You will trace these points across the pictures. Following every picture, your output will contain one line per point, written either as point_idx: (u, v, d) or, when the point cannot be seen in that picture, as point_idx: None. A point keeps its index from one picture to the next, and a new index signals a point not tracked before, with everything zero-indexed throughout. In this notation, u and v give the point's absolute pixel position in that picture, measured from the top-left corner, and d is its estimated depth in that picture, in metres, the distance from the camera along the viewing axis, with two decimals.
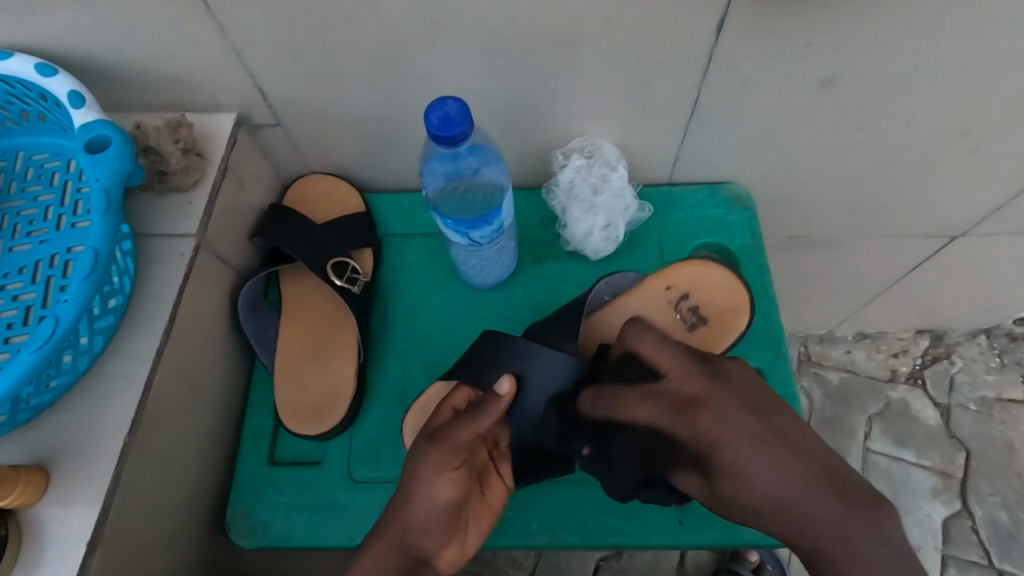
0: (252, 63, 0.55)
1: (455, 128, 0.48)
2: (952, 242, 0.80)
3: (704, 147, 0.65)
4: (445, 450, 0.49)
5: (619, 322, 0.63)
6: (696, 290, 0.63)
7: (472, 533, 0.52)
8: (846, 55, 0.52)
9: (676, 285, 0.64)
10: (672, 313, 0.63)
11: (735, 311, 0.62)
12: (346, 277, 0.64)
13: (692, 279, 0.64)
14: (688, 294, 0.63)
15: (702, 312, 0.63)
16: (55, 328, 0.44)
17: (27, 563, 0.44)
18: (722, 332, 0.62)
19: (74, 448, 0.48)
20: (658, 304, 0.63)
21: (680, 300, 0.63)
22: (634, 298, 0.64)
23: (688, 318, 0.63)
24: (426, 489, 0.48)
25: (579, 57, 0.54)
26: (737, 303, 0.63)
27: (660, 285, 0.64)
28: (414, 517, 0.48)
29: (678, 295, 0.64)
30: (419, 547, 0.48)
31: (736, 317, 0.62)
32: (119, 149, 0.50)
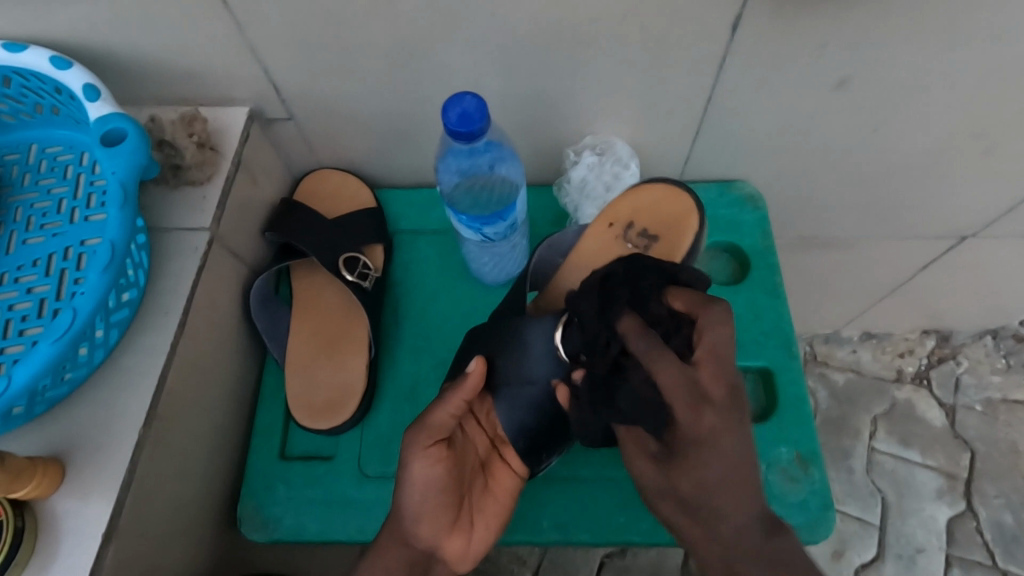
0: (266, 58, 0.55)
1: (473, 124, 0.48)
2: (962, 243, 0.80)
3: (716, 146, 0.65)
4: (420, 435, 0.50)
5: (578, 275, 0.62)
6: (639, 215, 0.63)
7: (478, 521, 0.53)
8: (862, 55, 0.52)
9: (618, 219, 0.63)
10: (624, 246, 0.62)
11: (682, 216, 0.61)
12: (357, 273, 0.64)
13: (634, 206, 0.63)
14: (633, 222, 0.62)
15: (651, 232, 0.62)
16: (74, 320, 0.44)
17: (43, 555, 0.44)
18: (679, 241, 0.61)
19: (90, 441, 0.48)
20: (608, 243, 0.62)
21: (627, 229, 0.62)
22: (583, 247, 0.62)
23: (640, 243, 0.61)
24: (406, 477, 0.49)
25: (594, 54, 0.54)
26: (681, 211, 0.62)
27: (602, 224, 0.63)
28: (402, 503, 0.50)
29: (624, 224, 0.63)
30: (413, 535, 0.50)
31: (687, 220, 0.61)
32: (135, 141, 0.50)
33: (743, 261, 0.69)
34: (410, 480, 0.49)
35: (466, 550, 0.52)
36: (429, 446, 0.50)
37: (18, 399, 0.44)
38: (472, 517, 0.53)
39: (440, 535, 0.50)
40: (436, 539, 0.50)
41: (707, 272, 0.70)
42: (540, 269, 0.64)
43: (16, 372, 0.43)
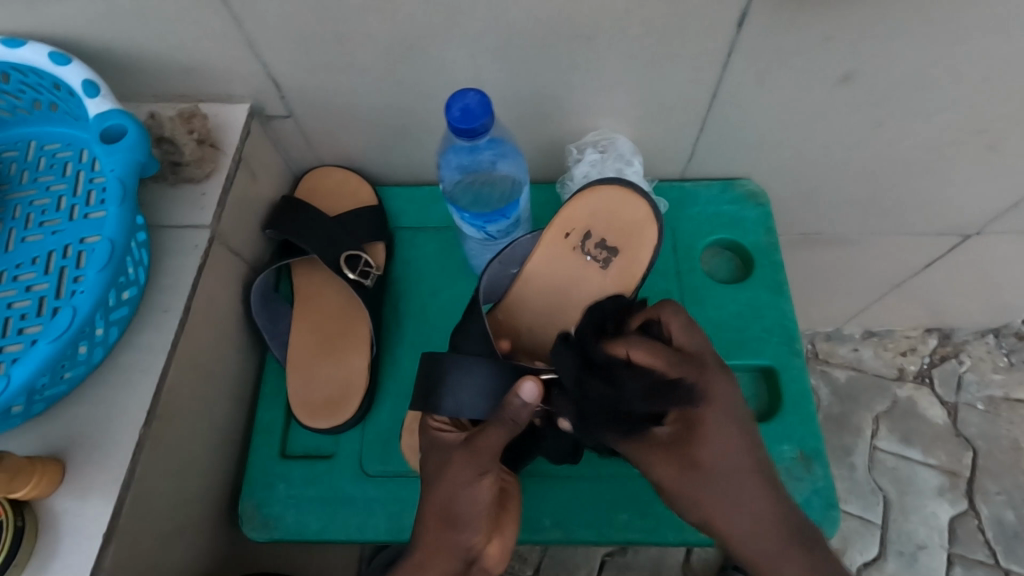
0: (266, 54, 0.55)
1: (475, 120, 0.48)
2: (966, 240, 0.79)
3: (719, 142, 0.64)
4: (473, 459, 0.48)
5: (535, 290, 0.60)
6: (595, 223, 0.60)
7: (512, 525, 0.51)
8: (867, 49, 0.51)
9: (574, 228, 0.60)
10: (582, 257, 0.60)
11: (640, 226, 0.59)
12: (358, 270, 0.63)
13: (591, 213, 0.60)
14: (590, 231, 0.60)
15: (610, 243, 0.59)
16: (73, 319, 0.44)
17: (43, 554, 0.44)
18: (637, 253, 0.59)
19: (90, 440, 0.47)
20: (566, 256, 0.60)
21: (584, 240, 0.60)
22: (538, 260, 0.60)
23: (599, 256, 0.59)
24: (466, 493, 0.47)
25: (596, 50, 0.53)
26: (638, 217, 0.59)
27: (558, 234, 0.60)
28: (460, 517, 0.47)
29: (581, 234, 0.60)
30: (470, 548, 0.48)
31: (646, 231, 0.59)
32: (134, 137, 0.49)
33: (746, 258, 0.69)
34: (474, 495, 0.47)
35: (506, 549, 0.50)
36: (487, 463, 0.48)
37: (17, 397, 0.43)
38: (503, 521, 0.51)
39: (488, 542, 0.49)
40: (486, 548, 0.49)
41: (709, 269, 0.69)
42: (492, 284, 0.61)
43: (14, 371, 0.43)
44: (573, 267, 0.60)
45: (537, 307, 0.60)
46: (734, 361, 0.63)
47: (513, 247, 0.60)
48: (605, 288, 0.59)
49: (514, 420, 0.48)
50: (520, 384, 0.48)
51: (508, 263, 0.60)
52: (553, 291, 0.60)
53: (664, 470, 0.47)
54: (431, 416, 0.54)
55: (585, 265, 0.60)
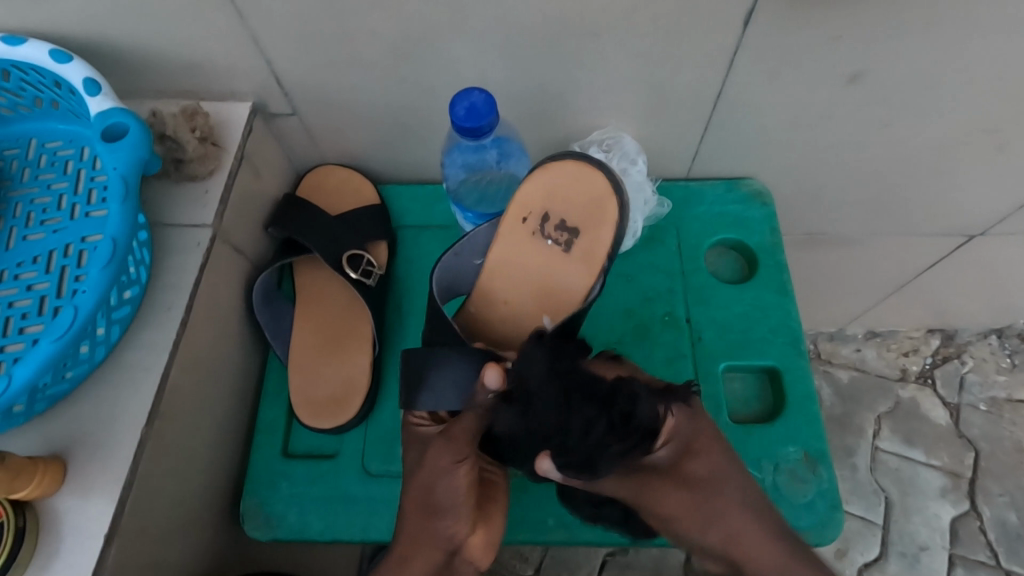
0: (270, 50, 0.55)
1: (481, 118, 0.47)
2: (972, 241, 0.79)
3: (724, 142, 0.64)
4: (449, 446, 0.49)
5: (499, 281, 0.57)
6: (553, 203, 0.55)
7: (497, 512, 0.52)
8: (875, 48, 0.51)
9: (531, 212, 0.55)
10: (543, 243, 0.55)
11: (600, 199, 0.54)
12: (361, 269, 0.63)
13: (546, 193, 0.55)
14: (548, 212, 0.55)
15: (570, 223, 0.54)
16: (75, 318, 0.44)
17: (45, 554, 0.44)
18: (601, 231, 0.54)
19: (91, 439, 0.47)
20: (523, 241, 0.56)
21: (544, 223, 0.55)
22: (495, 249, 0.56)
23: (560, 238, 0.55)
24: (444, 481, 0.48)
25: (601, 48, 0.53)
26: (597, 192, 0.54)
27: (515, 220, 0.56)
28: (439, 505, 0.48)
29: (539, 215, 0.55)
30: (450, 537, 0.48)
31: (607, 204, 0.54)
32: (137, 136, 0.49)
33: (751, 258, 0.68)
34: (453, 483, 0.48)
35: (490, 539, 0.51)
36: (463, 450, 0.49)
37: (19, 397, 0.43)
38: (489, 510, 0.52)
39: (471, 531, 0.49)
40: (468, 538, 0.49)
41: (713, 269, 0.69)
42: (452, 275, 0.59)
43: (16, 371, 0.43)
44: (533, 254, 0.56)
45: (506, 297, 0.58)
46: (738, 361, 0.63)
47: (472, 237, 0.57)
48: (569, 272, 0.55)
49: (484, 405, 0.49)
50: (482, 371, 0.48)
51: (469, 254, 0.58)
52: (517, 280, 0.57)
53: (665, 493, 0.49)
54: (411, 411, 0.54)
55: (546, 249, 0.55)
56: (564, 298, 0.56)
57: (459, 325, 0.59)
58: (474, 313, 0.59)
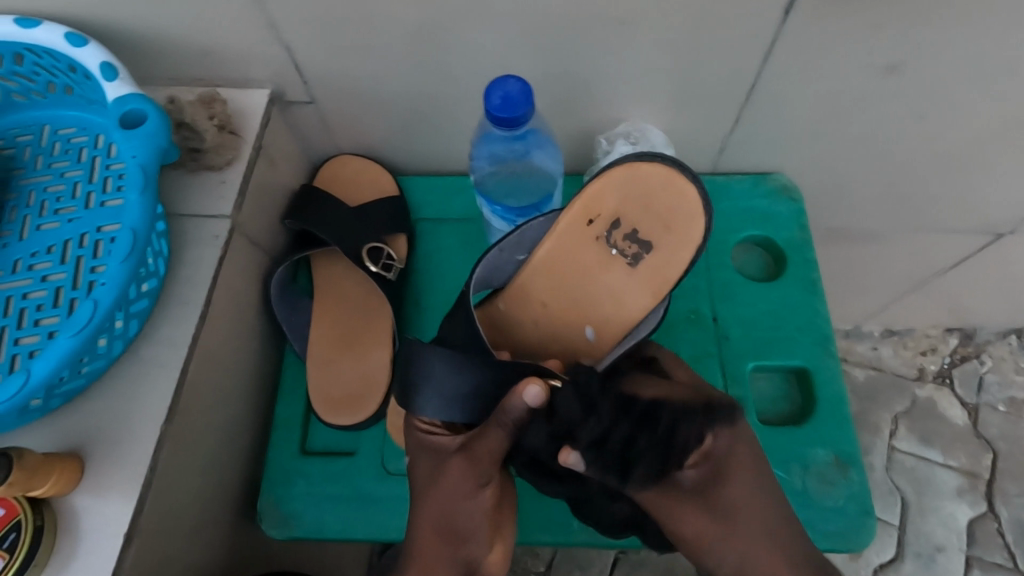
0: (290, 36, 0.53)
1: (516, 109, 0.46)
2: (999, 239, 0.77)
3: (754, 134, 0.62)
4: (472, 468, 0.47)
5: (542, 280, 0.56)
6: (627, 212, 0.53)
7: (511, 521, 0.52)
8: (919, 39, 0.49)
9: (600, 215, 0.54)
10: (607, 249, 0.54)
11: (684, 220, 0.51)
12: (380, 263, 0.62)
13: (620, 201, 0.53)
14: (619, 219, 0.53)
15: (640, 236, 0.53)
16: (94, 312, 0.42)
17: (62, 553, 0.43)
18: (676, 251, 0.52)
19: (108, 436, 0.46)
20: (585, 244, 0.55)
21: (612, 230, 0.54)
22: (552, 246, 0.55)
23: (627, 249, 0.54)
24: (468, 506, 0.47)
25: (634, 36, 0.51)
26: (680, 212, 0.51)
27: (580, 221, 0.54)
28: (461, 530, 0.47)
29: (609, 221, 0.54)
30: (473, 560, 0.48)
31: (691, 227, 0.51)
32: (156, 123, 0.47)
33: (779, 256, 0.67)
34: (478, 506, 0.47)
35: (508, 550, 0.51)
36: (486, 473, 0.47)
37: (36, 393, 0.42)
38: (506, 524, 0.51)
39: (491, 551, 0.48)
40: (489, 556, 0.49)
41: (740, 266, 0.67)
42: (493, 272, 0.58)
43: (34, 366, 0.41)
44: (591, 258, 0.55)
45: (544, 299, 0.57)
46: (766, 361, 0.62)
47: (522, 233, 0.55)
48: (626, 286, 0.54)
49: (515, 421, 0.46)
50: (522, 389, 0.45)
51: (514, 251, 0.56)
52: (566, 281, 0.56)
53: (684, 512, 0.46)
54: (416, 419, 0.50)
55: (610, 257, 0.54)
56: (610, 308, 0.56)
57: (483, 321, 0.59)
58: (503, 310, 0.59)
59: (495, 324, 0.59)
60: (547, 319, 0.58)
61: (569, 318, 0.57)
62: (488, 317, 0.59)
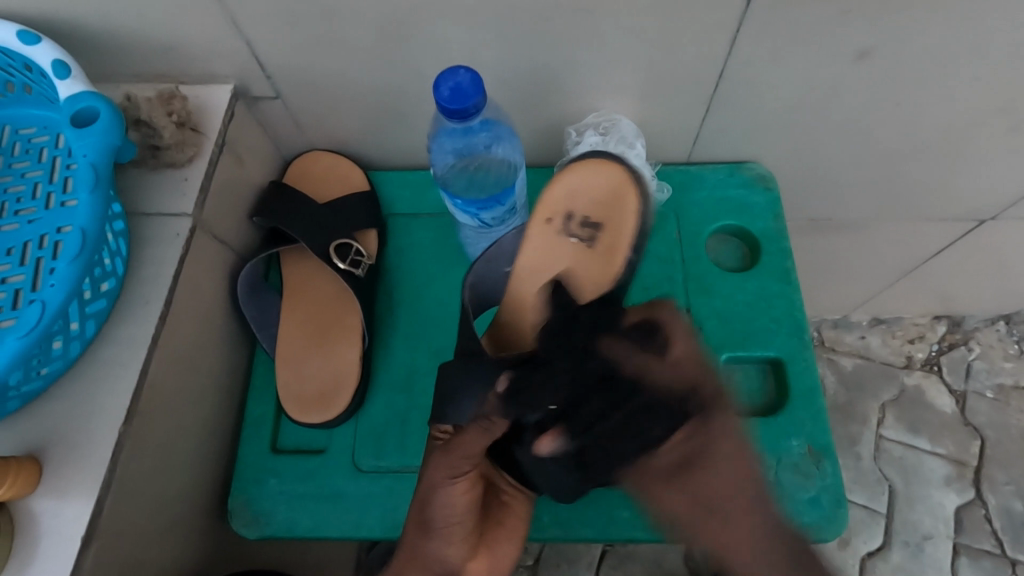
0: (247, 30, 0.52)
1: (466, 100, 0.45)
2: (982, 226, 0.76)
3: (725, 124, 0.61)
4: (446, 459, 0.47)
5: (527, 286, 0.56)
6: (576, 202, 0.55)
7: (500, 539, 0.52)
8: (885, 22, 0.48)
9: (555, 211, 0.55)
10: (570, 242, 0.55)
11: (623, 192, 0.54)
12: (349, 260, 0.61)
13: (567, 192, 0.55)
14: (571, 211, 0.55)
15: (593, 220, 0.55)
16: (43, 313, 0.42)
17: (20, 557, 0.42)
18: (626, 224, 0.54)
19: (67, 438, 0.46)
20: (549, 243, 0.55)
21: (568, 222, 0.55)
22: (523, 254, 0.56)
23: (585, 235, 0.55)
24: (439, 498, 0.47)
25: (597, 25, 0.50)
26: (618, 188, 0.55)
27: (539, 223, 0.56)
28: (431, 522, 0.47)
29: (562, 214, 0.56)
30: (439, 557, 0.48)
31: (629, 195, 0.54)
32: (107, 121, 0.46)
33: (754, 246, 0.66)
34: (447, 500, 0.47)
35: (485, 560, 0.50)
36: (461, 465, 0.47)
37: None
38: (495, 535, 0.52)
39: (468, 555, 0.49)
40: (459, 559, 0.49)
41: (716, 257, 0.67)
42: (484, 285, 0.58)
43: None
44: (560, 254, 0.55)
45: (535, 306, 0.57)
46: (739, 353, 0.61)
47: (498, 245, 0.56)
48: (596, 270, 0.55)
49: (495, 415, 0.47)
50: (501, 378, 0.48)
51: (498, 260, 0.56)
52: (548, 285, 0.56)
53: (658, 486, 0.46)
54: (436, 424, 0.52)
55: (573, 248, 0.55)
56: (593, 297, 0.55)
57: (487, 341, 0.59)
58: (503, 324, 0.58)
59: (498, 339, 0.58)
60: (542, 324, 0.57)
61: None
62: (490, 335, 0.59)
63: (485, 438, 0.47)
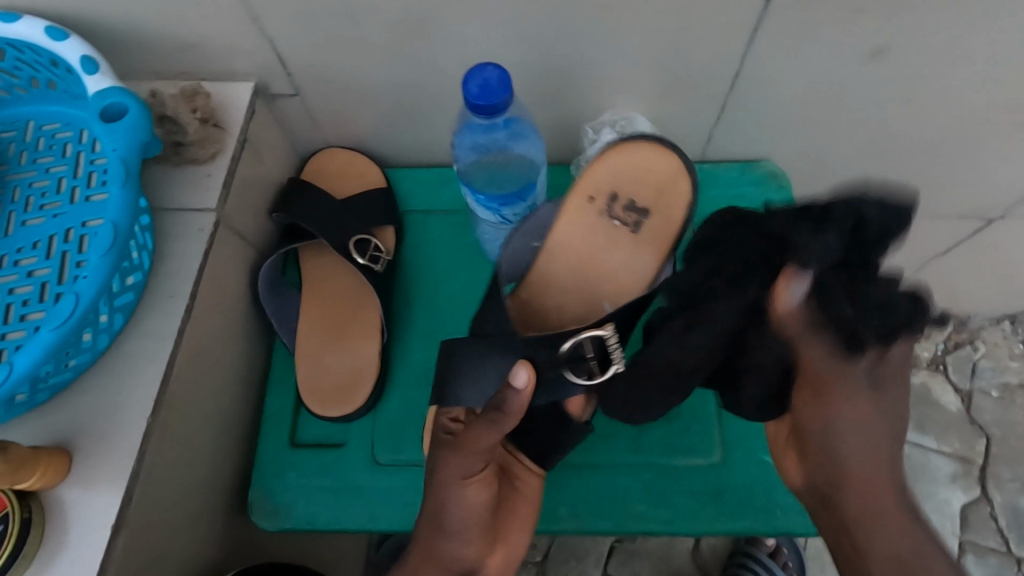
0: (271, 28, 0.53)
1: (494, 97, 0.45)
2: (990, 224, 0.77)
3: (739, 122, 0.62)
4: (456, 459, 0.47)
5: (560, 261, 0.57)
6: (622, 184, 0.56)
7: (514, 525, 0.53)
8: (902, 22, 0.49)
9: (598, 192, 0.56)
10: (610, 223, 0.56)
11: (672, 179, 0.55)
12: (368, 255, 0.61)
13: (613, 175, 0.56)
14: (615, 192, 0.56)
15: (639, 204, 0.55)
16: (76, 305, 0.43)
17: (50, 546, 0.43)
18: (672, 207, 0.55)
19: (95, 429, 0.46)
20: (589, 221, 0.56)
21: (611, 203, 0.56)
22: (560, 228, 0.56)
23: (628, 219, 0.55)
24: (453, 497, 0.47)
25: (617, 24, 0.51)
26: (669, 174, 0.55)
27: (581, 201, 0.56)
28: (447, 524, 0.48)
29: (605, 196, 0.56)
30: (460, 555, 0.48)
31: (680, 182, 0.54)
32: (136, 116, 0.47)
33: None
34: (460, 501, 0.47)
35: (502, 550, 0.52)
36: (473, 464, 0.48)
37: (21, 386, 0.42)
38: (511, 525, 0.53)
39: (486, 550, 0.50)
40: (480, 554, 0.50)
41: None
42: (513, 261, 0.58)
43: (18, 359, 0.42)
44: (598, 233, 0.56)
45: (566, 283, 0.57)
46: None
47: (534, 218, 0.57)
48: (636, 253, 0.55)
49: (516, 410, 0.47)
50: (513, 371, 0.47)
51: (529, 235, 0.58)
52: (582, 260, 0.56)
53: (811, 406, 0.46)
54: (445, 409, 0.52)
55: (613, 229, 0.55)
56: (630, 280, 0.56)
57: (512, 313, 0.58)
58: (528, 300, 0.58)
59: (523, 316, 0.58)
60: (569, 302, 0.57)
61: (591, 298, 0.56)
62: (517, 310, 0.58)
63: (495, 430, 0.47)
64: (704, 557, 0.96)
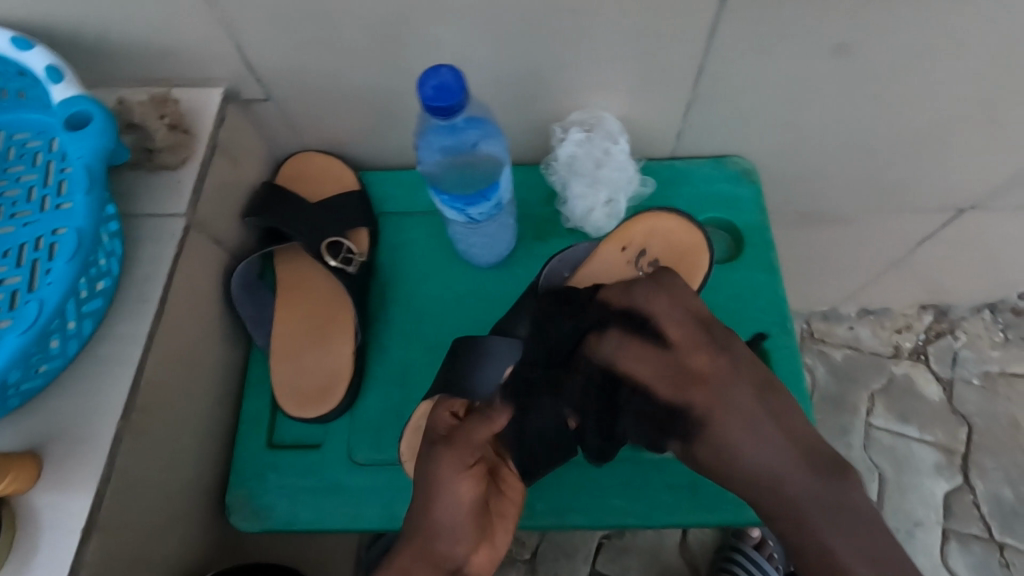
0: (238, 34, 0.53)
1: (451, 98, 0.46)
2: (962, 216, 0.78)
3: (710, 118, 0.63)
4: (454, 452, 0.48)
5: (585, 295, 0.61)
6: (651, 243, 0.63)
7: (501, 527, 0.52)
8: (862, 17, 0.49)
9: (631, 243, 0.63)
10: (637, 273, 0.62)
11: (694, 252, 0.62)
12: (341, 257, 0.62)
13: (645, 233, 0.63)
14: (644, 249, 0.63)
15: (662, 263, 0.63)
16: (41, 311, 0.43)
17: (22, 551, 0.43)
18: (691, 277, 0.62)
19: (67, 434, 0.47)
20: (619, 267, 0.63)
21: (639, 256, 0.63)
22: (593, 269, 0.62)
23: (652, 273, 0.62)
24: (445, 495, 0.48)
25: (580, 23, 0.52)
26: (692, 245, 0.63)
27: (616, 248, 0.63)
28: (439, 522, 0.48)
29: (635, 250, 0.63)
30: (449, 555, 0.48)
31: (700, 257, 0.62)
32: (102, 123, 0.47)
33: (738, 238, 0.67)
34: (454, 494, 0.48)
35: (491, 555, 0.51)
36: (467, 458, 0.49)
37: None
38: (495, 528, 0.52)
39: (473, 548, 0.49)
40: (470, 556, 0.49)
41: None
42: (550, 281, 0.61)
43: None
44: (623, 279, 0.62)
45: None
46: None
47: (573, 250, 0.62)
48: None
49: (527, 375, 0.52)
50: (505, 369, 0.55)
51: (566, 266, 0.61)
52: None
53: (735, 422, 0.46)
54: (447, 402, 0.53)
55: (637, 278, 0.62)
56: None
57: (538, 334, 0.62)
58: None
59: None
60: None
61: None
62: None
63: (489, 425, 0.49)
64: (691, 551, 0.96)
